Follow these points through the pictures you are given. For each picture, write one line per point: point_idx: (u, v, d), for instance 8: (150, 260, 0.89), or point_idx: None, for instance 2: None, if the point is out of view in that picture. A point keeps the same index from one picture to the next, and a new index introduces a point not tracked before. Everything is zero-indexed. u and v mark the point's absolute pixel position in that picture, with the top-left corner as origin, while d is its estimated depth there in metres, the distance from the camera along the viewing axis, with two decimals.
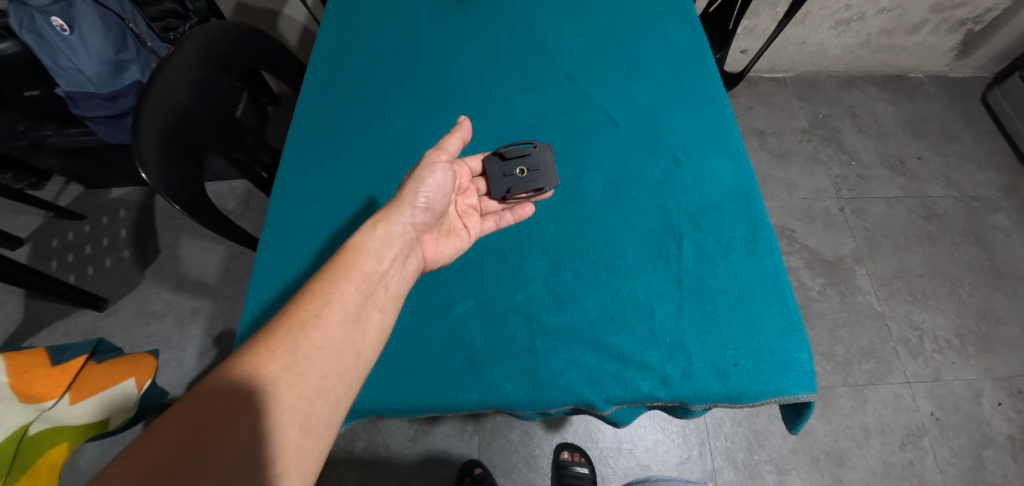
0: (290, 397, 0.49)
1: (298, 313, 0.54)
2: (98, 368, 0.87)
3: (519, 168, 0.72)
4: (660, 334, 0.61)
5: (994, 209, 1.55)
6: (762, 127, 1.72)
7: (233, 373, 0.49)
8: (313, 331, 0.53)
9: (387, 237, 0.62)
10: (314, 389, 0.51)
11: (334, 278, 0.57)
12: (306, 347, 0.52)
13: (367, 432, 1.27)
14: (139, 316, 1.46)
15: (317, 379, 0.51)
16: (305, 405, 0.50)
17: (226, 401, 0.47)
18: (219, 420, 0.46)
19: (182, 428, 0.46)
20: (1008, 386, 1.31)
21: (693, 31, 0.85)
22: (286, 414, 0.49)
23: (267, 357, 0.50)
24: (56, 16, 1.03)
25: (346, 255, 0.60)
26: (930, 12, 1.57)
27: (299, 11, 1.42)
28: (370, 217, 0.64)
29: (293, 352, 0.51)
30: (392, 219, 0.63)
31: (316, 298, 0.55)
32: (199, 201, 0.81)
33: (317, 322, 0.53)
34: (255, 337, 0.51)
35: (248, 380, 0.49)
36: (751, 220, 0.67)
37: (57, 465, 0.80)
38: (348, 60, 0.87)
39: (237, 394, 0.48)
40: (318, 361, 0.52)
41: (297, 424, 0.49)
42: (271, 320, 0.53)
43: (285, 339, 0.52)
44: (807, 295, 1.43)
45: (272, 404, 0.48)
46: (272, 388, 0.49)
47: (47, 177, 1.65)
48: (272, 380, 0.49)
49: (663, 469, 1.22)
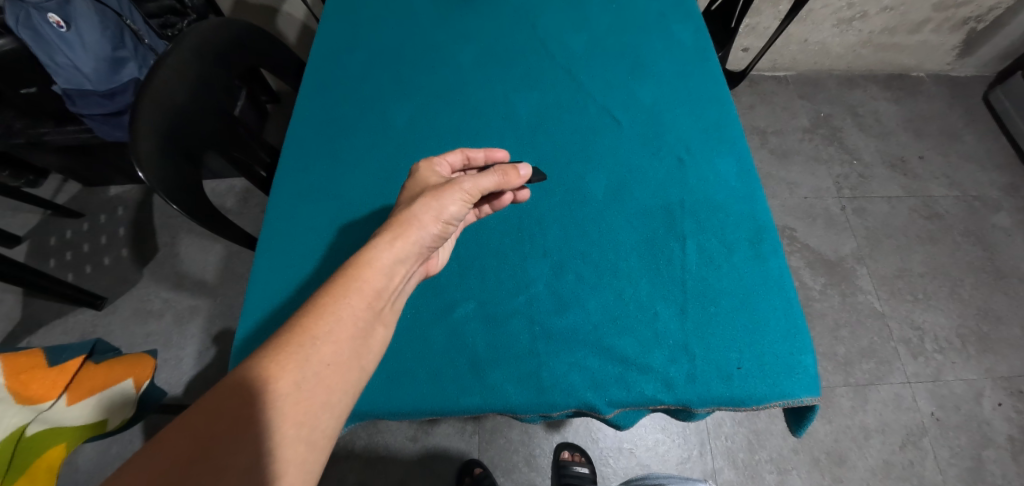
0: (297, 412, 0.48)
1: (308, 327, 0.52)
2: (96, 368, 0.86)
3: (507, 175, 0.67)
4: (664, 337, 0.60)
5: (995, 209, 1.55)
6: (763, 125, 1.71)
7: (241, 388, 0.48)
8: (322, 346, 0.51)
9: (402, 254, 0.58)
10: (321, 404, 0.50)
11: (344, 291, 0.55)
12: (315, 363, 0.50)
13: (367, 431, 1.27)
14: (137, 314, 1.45)
15: (325, 395, 0.50)
16: (311, 420, 0.49)
17: (233, 418, 0.46)
18: (226, 434, 0.46)
19: (188, 440, 0.45)
20: (1009, 387, 1.30)
21: (697, 29, 0.85)
22: (293, 430, 0.48)
23: (275, 372, 0.49)
24: (52, 13, 1.01)
25: (356, 269, 0.56)
26: (933, 10, 1.56)
27: (297, 8, 1.41)
28: (385, 229, 0.58)
29: (302, 369, 0.50)
30: (410, 237, 0.58)
31: (327, 313, 0.53)
32: (198, 202, 0.80)
33: (326, 337, 0.52)
34: (263, 350, 0.50)
35: (256, 395, 0.48)
36: (756, 221, 0.66)
37: (55, 467, 0.79)
38: (349, 58, 0.86)
39: (245, 410, 0.47)
40: (326, 377, 0.51)
41: (303, 438, 0.49)
42: (279, 333, 0.51)
43: (295, 354, 0.50)
44: (808, 295, 1.43)
45: (279, 420, 0.48)
46: (280, 405, 0.48)
47: (44, 174, 1.64)
48: (281, 396, 0.48)
49: (663, 468, 1.22)
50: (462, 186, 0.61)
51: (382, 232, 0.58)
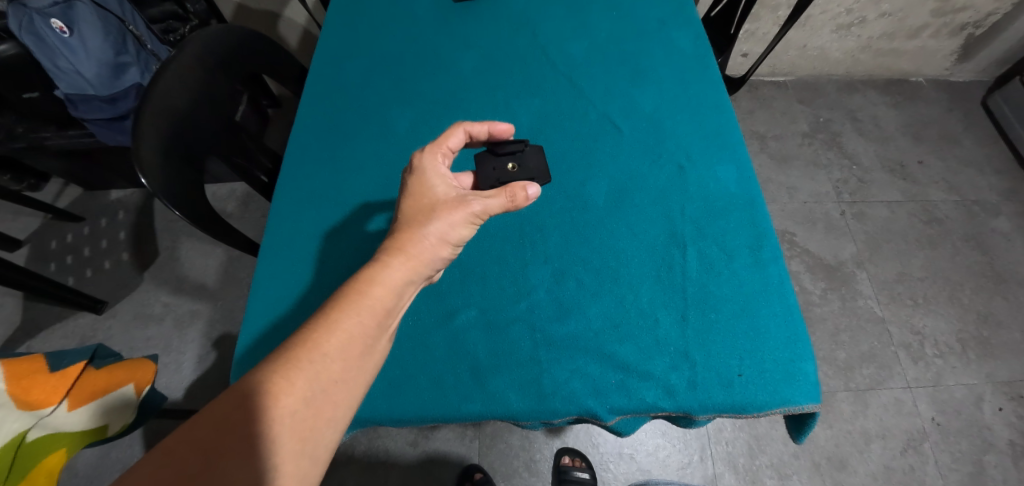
0: (304, 428, 0.49)
1: (319, 344, 0.51)
2: (98, 373, 0.86)
3: (511, 163, 0.70)
4: (665, 344, 0.60)
5: (994, 214, 1.55)
6: (762, 130, 1.72)
7: (247, 401, 0.47)
8: (334, 363, 0.51)
9: (413, 274, 0.58)
10: (328, 420, 0.50)
11: (356, 308, 0.54)
12: (325, 380, 0.50)
13: (367, 436, 1.26)
14: (138, 318, 1.45)
15: (332, 411, 0.50)
16: (317, 435, 0.49)
17: (240, 430, 0.47)
18: (231, 446, 0.46)
19: (197, 453, 0.46)
20: (1009, 391, 1.30)
21: (697, 36, 0.85)
22: (298, 445, 0.48)
23: (284, 388, 0.48)
24: (55, 18, 1.03)
25: (367, 285, 0.55)
26: (931, 16, 1.56)
27: (299, 14, 1.41)
28: (395, 248, 0.58)
29: (312, 385, 0.50)
30: (420, 259, 0.58)
31: (338, 330, 0.52)
32: (200, 208, 0.81)
33: (338, 354, 0.51)
34: (271, 364, 0.50)
35: (262, 410, 0.48)
36: (756, 228, 0.67)
37: (55, 473, 0.79)
38: (351, 66, 0.87)
39: (251, 423, 0.47)
40: (335, 394, 0.51)
41: (308, 453, 0.49)
42: (288, 347, 0.51)
43: (305, 371, 0.50)
44: (808, 299, 1.43)
45: (285, 436, 0.48)
46: (287, 420, 0.48)
47: (46, 178, 1.64)
48: (290, 411, 0.48)
49: (664, 473, 1.22)
50: (472, 209, 0.60)
51: (393, 251, 0.58)
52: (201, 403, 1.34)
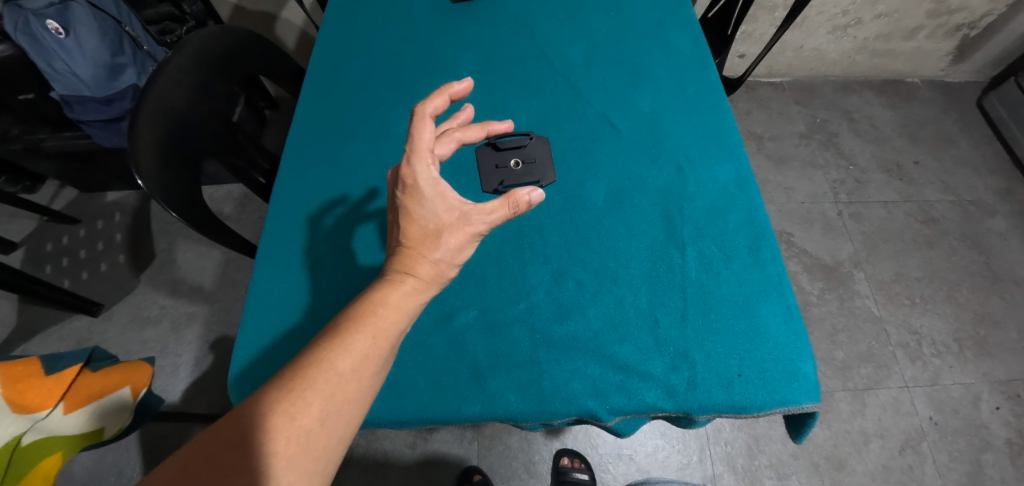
0: (317, 446, 0.48)
1: (332, 363, 0.49)
2: (94, 376, 0.85)
3: (514, 160, 0.75)
4: (665, 344, 0.60)
5: (990, 213, 1.56)
6: (760, 131, 1.72)
7: (257, 420, 0.46)
8: (347, 384, 0.49)
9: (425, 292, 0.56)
10: (339, 438, 0.49)
11: (369, 327, 0.52)
12: (338, 401, 0.49)
13: (366, 438, 1.26)
14: (135, 321, 1.44)
15: (343, 429, 0.49)
16: (328, 453, 0.48)
17: (250, 448, 0.46)
18: (242, 465, 0.45)
19: (207, 470, 0.45)
20: (1007, 390, 1.31)
21: (695, 37, 0.85)
22: (310, 463, 0.47)
23: (298, 408, 0.47)
24: (51, 19, 1.02)
25: (378, 302, 0.53)
26: (926, 17, 1.57)
27: (296, 15, 1.41)
28: (406, 265, 0.56)
29: (326, 405, 0.48)
30: (432, 278, 0.56)
31: (351, 350, 0.50)
32: (197, 209, 0.80)
33: (351, 375, 0.50)
34: (281, 382, 0.48)
35: (274, 430, 0.46)
36: (755, 228, 0.67)
37: (51, 475, 0.78)
38: (348, 67, 0.87)
39: (262, 443, 0.46)
40: (348, 412, 0.49)
41: (319, 472, 0.48)
42: (298, 365, 0.49)
43: (318, 390, 0.48)
44: (806, 300, 1.43)
45: (297, 457, 0.46)
46: (301, 440, 0.47)
47: (41, 180, 1.63)
48: (303, 432, 0.47)
49: (663, 474, 1.22)
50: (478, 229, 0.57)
51: (403, 271, 0.55)
52: (198, 405, 1.33)
